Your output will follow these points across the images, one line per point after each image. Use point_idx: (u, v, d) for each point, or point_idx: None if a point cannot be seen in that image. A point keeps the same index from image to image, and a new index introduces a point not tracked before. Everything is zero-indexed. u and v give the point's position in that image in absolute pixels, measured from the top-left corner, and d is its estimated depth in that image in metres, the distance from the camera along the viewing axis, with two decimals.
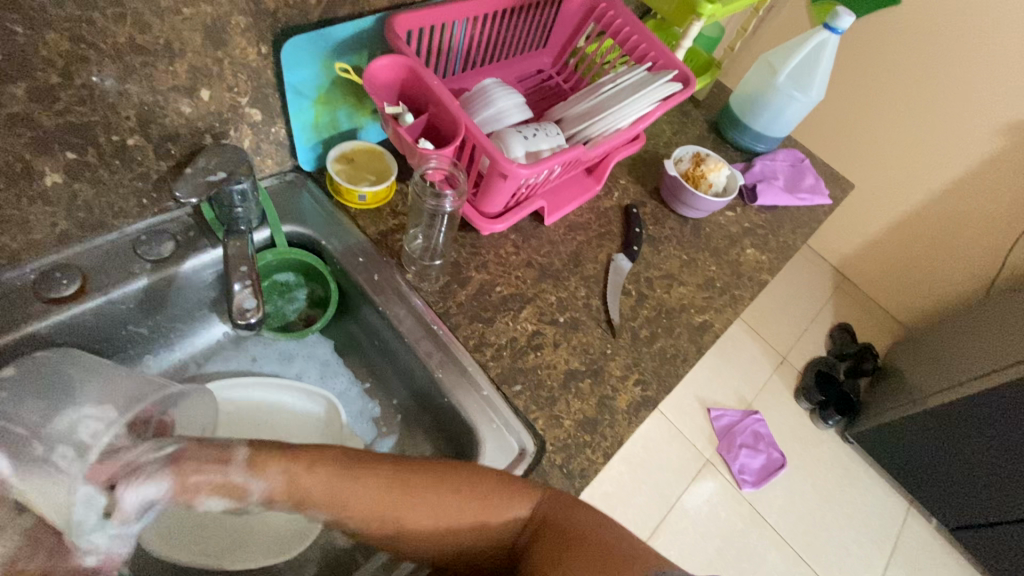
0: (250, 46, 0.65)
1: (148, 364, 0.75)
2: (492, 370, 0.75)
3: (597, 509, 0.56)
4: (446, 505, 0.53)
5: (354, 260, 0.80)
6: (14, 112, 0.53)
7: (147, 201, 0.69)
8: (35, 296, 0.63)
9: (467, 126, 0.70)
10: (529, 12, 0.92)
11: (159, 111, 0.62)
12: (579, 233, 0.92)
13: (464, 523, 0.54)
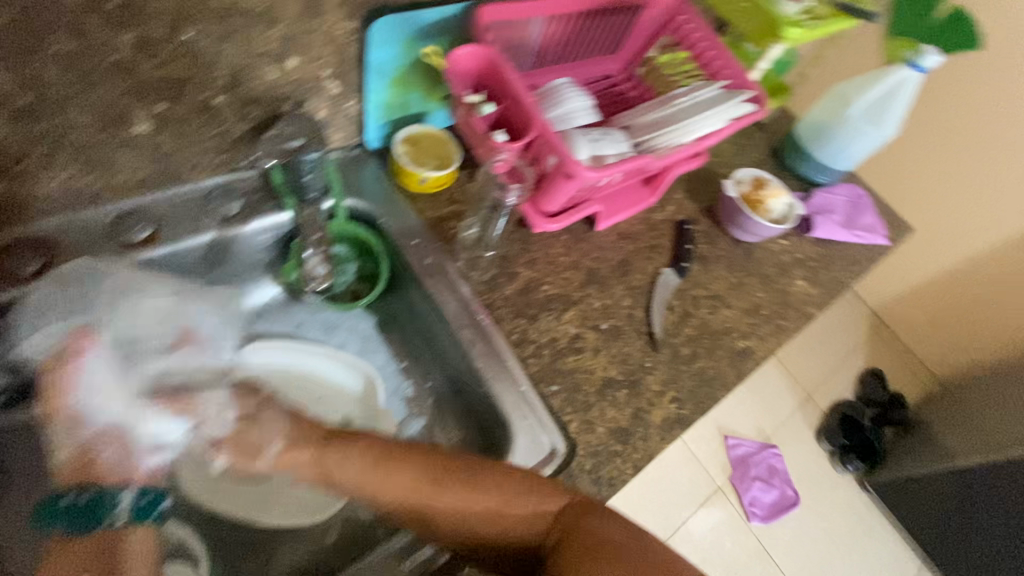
0: (341, 20, 0.66)
1: None
2: (530, 367, 0.75)
3: (628, 522, 0.58)
4: (484, 494, 0.59)
5: (408, 241, 0.81)
6: (120, 60, 0.55)
7: (222, 159, 0.71)
8: (112, 237, 0.66)
9: (540, 124, 0.70)
10: (608, 16, 0.92)
11: (247, 75, 0.64)
12: (631, 243, 0.91)
13: (499, 521, 0.59)
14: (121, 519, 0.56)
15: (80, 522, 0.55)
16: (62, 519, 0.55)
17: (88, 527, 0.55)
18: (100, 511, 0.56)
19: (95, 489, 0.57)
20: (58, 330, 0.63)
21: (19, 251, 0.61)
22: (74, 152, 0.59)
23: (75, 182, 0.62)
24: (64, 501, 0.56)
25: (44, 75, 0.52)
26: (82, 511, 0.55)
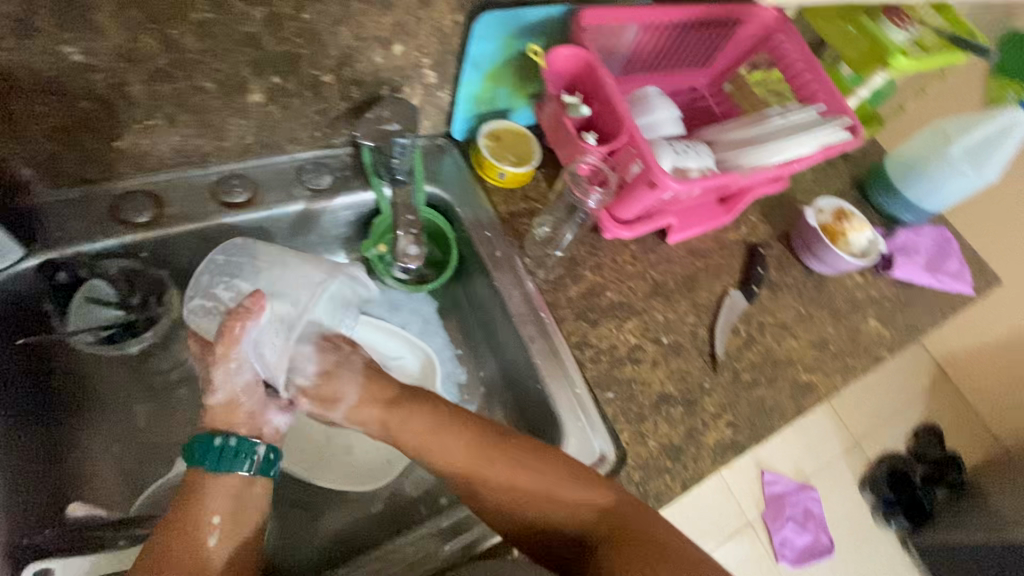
0: (450, 12, 0.68)
1: None
2: (588, 371, 0.75)
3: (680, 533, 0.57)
4: (537, 470, 0.59)
5: (480, 232, 0.82)
6: (248, 33, 0.59)
7: (320, 134, 0.75)
8: (214, 197, 0.70)
9: (630, 130, 0.70)
10: (703, 29, 0.90)
11: (356, 57, 0.67)
12: (701, 260, 0.89)
13: (552, 497, 0.59)
14: (252, 467, 0.58)
15: (224, 464, 0.56)
16: (208, 456, 0.56)
17: (221, 468, 0.56)
18: (241, 459, 0.57)
19: (247, 438, 0.58)
20: (225, 289, 0.65)
21: (132, 200, 0.66)
22: (193, 114, 0.63)
23: (188, 142, 0.66)
24: (217, 441, 0.57)
25: (183, 41, 0.56)
26: (225, 454, 0.57)
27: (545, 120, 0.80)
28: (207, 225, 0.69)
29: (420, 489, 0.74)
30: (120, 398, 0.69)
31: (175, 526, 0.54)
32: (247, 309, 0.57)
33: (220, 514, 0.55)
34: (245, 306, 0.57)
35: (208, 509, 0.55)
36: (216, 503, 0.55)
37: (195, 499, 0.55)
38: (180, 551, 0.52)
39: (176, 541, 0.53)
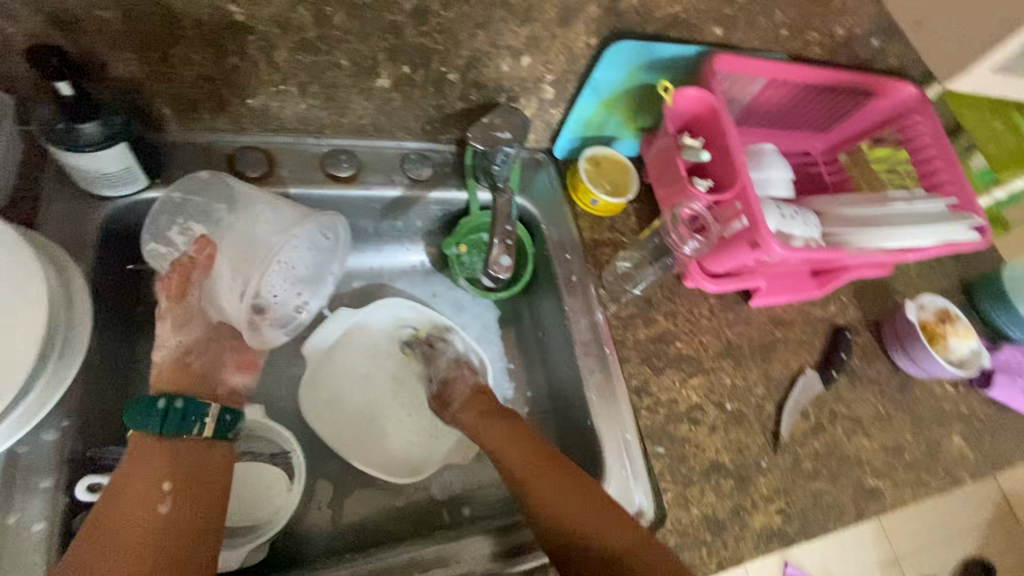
0: (584, 34, 0.69)
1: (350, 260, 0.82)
2: (641, 419, 0.72)
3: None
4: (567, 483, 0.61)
5: (560, 254, 0.80)
6: (394, 21, 0.61)
7: (429, 127, 0.76)
8: (321, 167, 0.72)
9: (744, 185, 0.68)
10: (832, 95, 0.85)
11: (484, 61, 0.68)
12: (781, 330, 0.84)
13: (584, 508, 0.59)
14: (205, 429, 0.57)
15: (173, 425, 0.55)
16: (150, 420, 0.54)
17: (168, 432, 0.55)
18: (189, 421, 0.56)
19: (195, 399, 0.57)
20: (180, 234, 0.63)
21: (248, 155, 0.69)
22: (323, 88, 0.66)
23: (310, 112, 0.69)
24: (161, 403, 0.55)
25: (334, 19, 0.59)
26: (172, 417, 0.55)
27: (656, 156, 0.79)
28: (305, 193, 0.72)
29: (446, 494, 0.73)
30: None
31: (121, 489, 0.51)
32: (191, 261, 0.62)
33: (171, 480, 0.53)
34: (190, 256, 0.63)
35: (157, 475, 0.52)
36: (165, 468, 0.53)
37: (136, 467, 0.52)
38: (129, 515, 0.50)
39: (127, 503, 0.50)
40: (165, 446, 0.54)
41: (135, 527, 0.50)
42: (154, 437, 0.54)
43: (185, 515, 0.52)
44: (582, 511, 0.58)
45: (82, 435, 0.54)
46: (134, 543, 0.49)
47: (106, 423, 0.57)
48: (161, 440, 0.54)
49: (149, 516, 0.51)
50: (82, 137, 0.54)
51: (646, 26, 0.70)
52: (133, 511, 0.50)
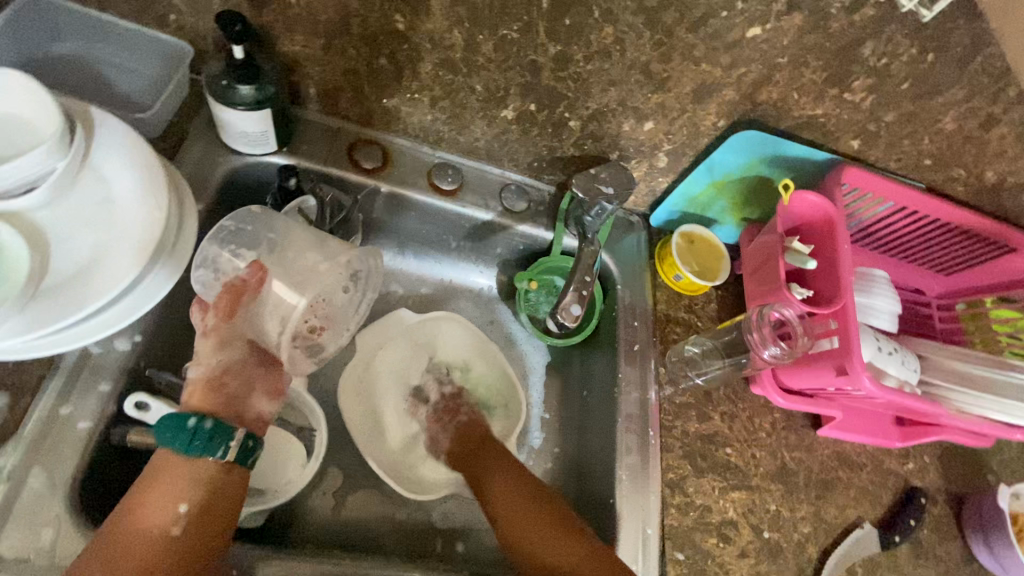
0: (714, 115, 0.68)
1: (426, 266, 0.84)
2: (668, 516, 0.67)
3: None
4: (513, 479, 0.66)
5: (629, 319, 0.77)
6: (536, 62, 0.64)
7: (536, 165, 0.78)
8: (427, 175, 0.75)
9: (845, 305, 0.65)
10: (962, 238, 0.79)
11: (608, 116, 0.69)
12: (845, 471, 0.76)
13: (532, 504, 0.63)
14: (228, 455, 0.53)
15: (197, 449, 0.51)
16: (178, 438, 0.50)
17: (194, 452, 0.51)
18: (215, 445, 0.52)
19: (225, 424, 0.53)
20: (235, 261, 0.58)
21: (366, 148, 0.73)
22: (452, 106, 0.70)
23: (433, 124, 0.73)
24: (192, 422, 0.51)
25: (483, 46, 0.62)
26: (201, 438, 0.51)
27: (754, 251, 0.77)
28: (401, 195, 0.74)
29: (445, 523, 0.70)
30: None
31: (138, 504, 0.49)
32: (243, 283, 0.56)
33: (187, 506, 0.50)
34: (241, 278, 0.56)
35: (174, 498, 0.50)
36: (183, 491, 0.50)
37: (158, 485, 0.50)
38: (141, 532, 0.48)
39: (141, 521, 0.48)
40: (191, 470, 0.51)
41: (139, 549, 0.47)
42: (180, 455, 0.51)
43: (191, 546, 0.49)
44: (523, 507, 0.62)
45: (149, 352, 0.56)
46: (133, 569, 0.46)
47: (172, 349, 0.60)
48: (186, 460, 0.51)
49: (159, 539, 0.48)
50: (238, 96, 0.60)
51: (780, 121, 0.68)
52: (144, 532, 0.48)
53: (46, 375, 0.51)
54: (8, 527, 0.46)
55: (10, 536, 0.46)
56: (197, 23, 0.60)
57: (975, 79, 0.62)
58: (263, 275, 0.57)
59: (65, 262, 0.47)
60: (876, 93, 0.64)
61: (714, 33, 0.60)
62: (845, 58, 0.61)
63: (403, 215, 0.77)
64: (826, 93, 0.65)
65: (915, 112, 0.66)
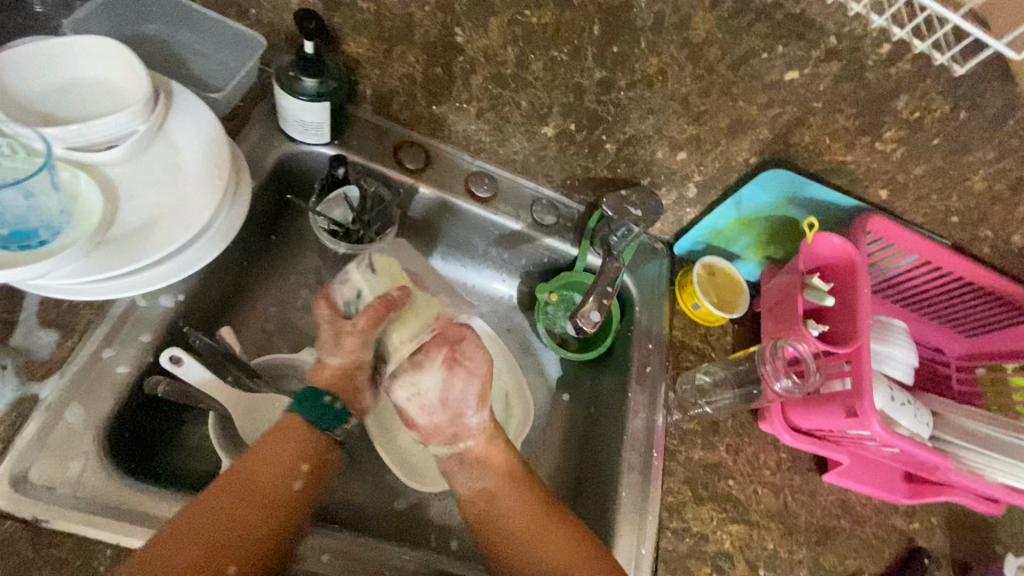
0: (746, 152, 0.71)
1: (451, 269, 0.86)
2: (663, 538, 0.68)
3: None
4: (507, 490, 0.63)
5: (643, 341, 0.79)
6: (581, 85, 0.67)
7: (569, 183, 0.81)
8: (464, 181, 0.78)
9: (859, 347, 0.66)
10: (985, 300, 0.79)
11: (644, 143, 0.72)
12: (848, 520, 0.75)
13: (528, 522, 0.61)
14: (340, 434, 0.59)
15: (325, 422, 0.58)
16: (312, 410, 0.58)
17: (319, 425, 0.58)
18: (334, 423, 0.58)
19: (347, 409, 0.60)
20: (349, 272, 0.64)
21: (410, 149, 0.77)
22: (496, 118, 0.73)
23: (476, 134, 0.76)
24: (326, 399, 0.59)
25: (533, 65, 0.66)
26: (328, 413, 0.58)
27: (774, 288, 0.78)
28: (436, 197, 0.77)
29: (441, 520, 0.70)
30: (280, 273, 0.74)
31: (271, 451, 0.54)
32: (394, 301, 0.62)
33: (309, 465, 0.56)
34: (392, 295, 0.63)
35: (299, 454, 0.55)
36: (308, 451, 0.56)
37: (287, 440, 0.56)
38: (270, 477, 0.53)
39: (272, 466, 0.54)
40: (312, 436, 0.57)
41: (263, 491, 0.52)
42: (308, 425, 0.57)
43: (303, 502, 0.54)
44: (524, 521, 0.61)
45: (190, 310, 0.61)
46: (257, 504, 0.51)
47: (207, 317, 0.65)
48: (313, 430, 0.57)
49: (281, 487, 0.53)
50: (302, 87, 0.64)
51: (810, 164, 0.71)
52: (271, 477, 0.53)
53: (94, 319, 0.54)
54: (41, 455, 0.49)
55: (41, 463, 0.49)
56: (275, 18, 0.66)
57: (1006, 141, 0.64)
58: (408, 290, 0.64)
59: (131, 215, 0.51)
60: (906, 145, 0.66)
61: (753, 72, 0.63)
62: (878, 109, 0.64)
63: (435, 216, 0.80)
64: (857, 141, 0.67)
65: (944, 168, 0.68)
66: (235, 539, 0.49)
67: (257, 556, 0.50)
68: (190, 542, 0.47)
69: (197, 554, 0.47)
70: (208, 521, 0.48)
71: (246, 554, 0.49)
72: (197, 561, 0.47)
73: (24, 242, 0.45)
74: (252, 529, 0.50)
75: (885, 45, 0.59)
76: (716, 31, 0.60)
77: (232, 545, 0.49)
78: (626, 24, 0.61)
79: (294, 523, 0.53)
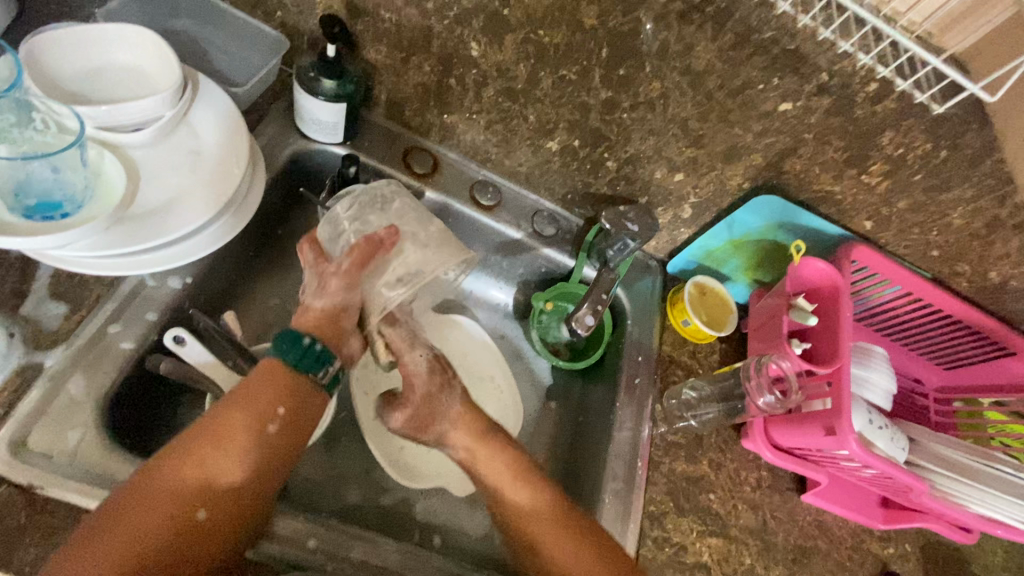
0: (740, 176, 0.75)
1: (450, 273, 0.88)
2: (643, 546, 0.69)
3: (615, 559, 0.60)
4: (492, 458, 0.65)
5: (632, 353, 0.81)
6: (588, 104, 0.71)
7: (570, 198, 0.84)
8: (469, 189, 0.81)
9: (840, 367, 0.69)
10: (963, 333, 0.82)
11: (644, 162, 0.76)
12: (824, 541, 0.76)
13: (512, 490, 0.63)
14: (324, 377, 0.58)
15: (305, 365, 0.56)
16: (293, 352, 0.56)
17: (299, 368, 0.56)
18: (319, 365, 0.57)
19: (331, 352, 0.58)
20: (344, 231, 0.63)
21: (419, 154, 0.80)
22: (504, 130, 0.76)
23: (483, 144, 0.79)
24: (306, 341, 0.57)
25: (542, 81, 0.70)
26: (308, 356, 0.57)
27: (761, 308, 0.81)
28: (441, 201, 0.80)
29: (426, 518, 0.71)
30: (281, 265, 0.75)
31: (242, 395, 0.53)
32: (379, 240, 0.61)
33: (285, 406, 0.54)
34: (379, 236, 0.61)
35: (274, 399, 0.54)
36: (284, 394, 0.54)
37: (263, 383, 0.54)
38: (240, 422, 0.52)
39: (243, 411, 0.52)
40: (291, 376, 0.56)
41: (232, 437, 0.51)
42: (287, 365, 0.56)
43: (279, 444, 0.53)
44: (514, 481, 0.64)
45: (193, 294, 0.62)
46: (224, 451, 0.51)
47: (211, 298, 0.66)
48: (292, 372, 0.56)
49: (252, 431, 0.52)
50: (322, 88, 0.67)
51: (800, 192, 0.75)
52: (243, 421, 0.52)
53: (103, 295, 0.56)
54: (40, 422, 0.51)
55: (39, 431, 0.50)
56: (299, 22, 0.69)
57: (983, 180, 0.68)
58: (396, 238, 0.62)
59: (151, 196, 0.54)
60: (890, 179, 0.70)
61: (749, 101, 0.67)
62: (865, 143, 0.68)
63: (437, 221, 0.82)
64: (845, 173, 0.71)
65: (925, 203, 0.72)
66: (204, 487, 0.49)
67: (230, 498, 0.50)
68: (161, 486, 0.48)
69: (163, 503, 0.47)
70: (173, 469, 0.49)
71: (222, 497, 0.50)
72: (168, 503, 0.48)
73: (48, 214, 0.49)
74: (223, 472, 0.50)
75: (872, 83, 0.63)
76: (716, 61, 0.64)
77: (205, 488, 0.49)
78: (633, 48, 0.65)
79: (268, 467, 0.53)
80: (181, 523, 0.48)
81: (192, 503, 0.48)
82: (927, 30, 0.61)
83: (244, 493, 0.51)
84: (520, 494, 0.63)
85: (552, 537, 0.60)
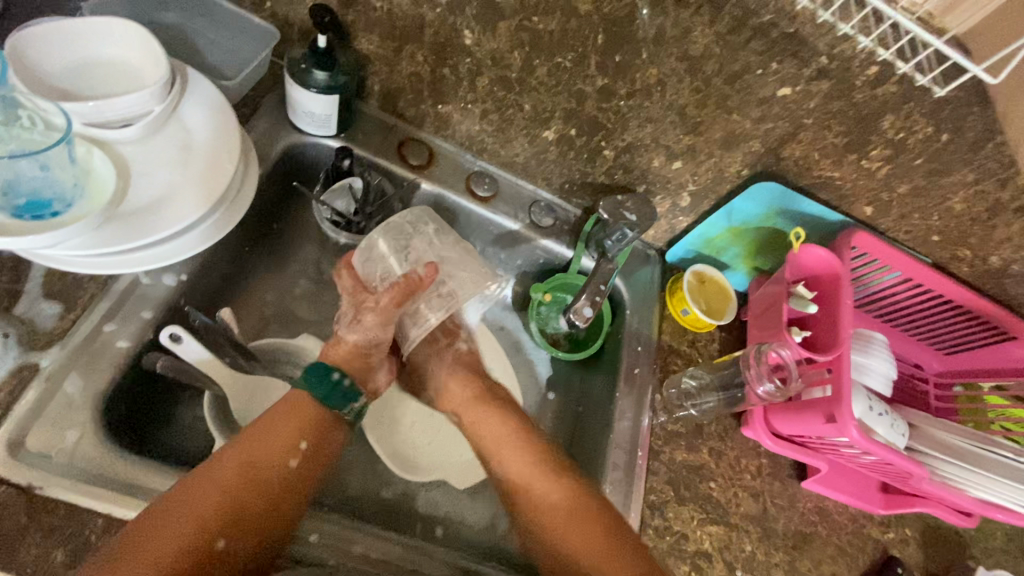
0: (739, 164, 0.74)
1: None
2: (644, 535, 0.69)
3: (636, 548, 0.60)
4: (508, 447, 0.69)
5: (632, 342, 0.80)
6: (585, 92, 0.70)
7: (567, 187, 0.83)
8: (465, 181, 0.80)
9: (840, 355, 0.69)
10: (964, 318, 0.81)
11: (642, 150, 0.75)
12: (825, 527, 0.76)
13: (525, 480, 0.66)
14: (348, 413, 0.62)
15: (332, 398, 0.61)
16: (320, 385, 0.61)
17: (326, 402, 0.61)
18: (343, 401, 0.61)
19: (356, 388, 0.63)
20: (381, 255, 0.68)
21: (414, 146, 0.79)
22: (500, 120, 0.75)
23: (479, 134, 0.78)
24: (335, 376, 0.62)
25: (538, 69, 0.69)
26: (335, 392, 0.61)
27: (761, 296, 0.81)
28: (437, 193, 0.79)
29: (427, 510, 0.71)
30: (275, 260, 0.74)
31: (269, 429, 0.57)
32: (419, 279, 0.65)
33: (309, 442, 0.58)
34: (418, 274, 0.66)
35: (299, 433, 0.58)
36: (308, 428, 0.59)
37: (288, 417, 0.58)
38: (267, 454, 0.56)
39: (270, 445, 0.56)
40: (318, 410, 0.60)
41: (259, 464, 0.55)
42: (313, 400, 0.60)
43: (299, 478, 0.57)
44: (521, 466, 0.68)
45: (189, 291, 0.62)
46: (250, 480, 0.53)
47: (207, 294, 0.66)
48: (318, 406, 0.60)
49: (280, 463, 0.56)
50: (313, 80, 0.65)
51: (799, 178, 0.74)
52: (269, 454, 0.56)
53: (97, 294, 0.56)
54: (36, 423, 0.50)
55: (37, 432, 0.50)
56: (289, 12, 0.67)
57: (985, 164, 0.67)
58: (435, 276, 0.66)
59: (143, 193, 0.54)
60: (891, 164, 0.70)
61: (747, 87, 0.66)
62: (865, 128, 0.67)
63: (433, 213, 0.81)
64: (844, 158, 0.70)
65: (926, 188, 0.71)
66: (226, 515, 0.51)
67: (252, 526, 0.52)
68: (187, 513, 0.49)
69: (187, 529, 0.49)
70: (203, 496, 0.51)
71: (240, 524, 0.52)
72: (193, 529, 0.49)
73: (38, 213, 0.48)
74: (245, 499, 0.53)
75: (872, 66, 0.62)
76: (714, 46, 0.63)
77: (230, 515, 0.51)
78: (628, 34, 0.64)
79: (292, 496, 0.56)
80: (203, 549, 0.49)
81: (215, 529, 0.50)
82: (928, 12, 0.60)
83: (268, 520, 0.54)
84: (526, 478, 0.66)
85: (565, 529, 0.62)
